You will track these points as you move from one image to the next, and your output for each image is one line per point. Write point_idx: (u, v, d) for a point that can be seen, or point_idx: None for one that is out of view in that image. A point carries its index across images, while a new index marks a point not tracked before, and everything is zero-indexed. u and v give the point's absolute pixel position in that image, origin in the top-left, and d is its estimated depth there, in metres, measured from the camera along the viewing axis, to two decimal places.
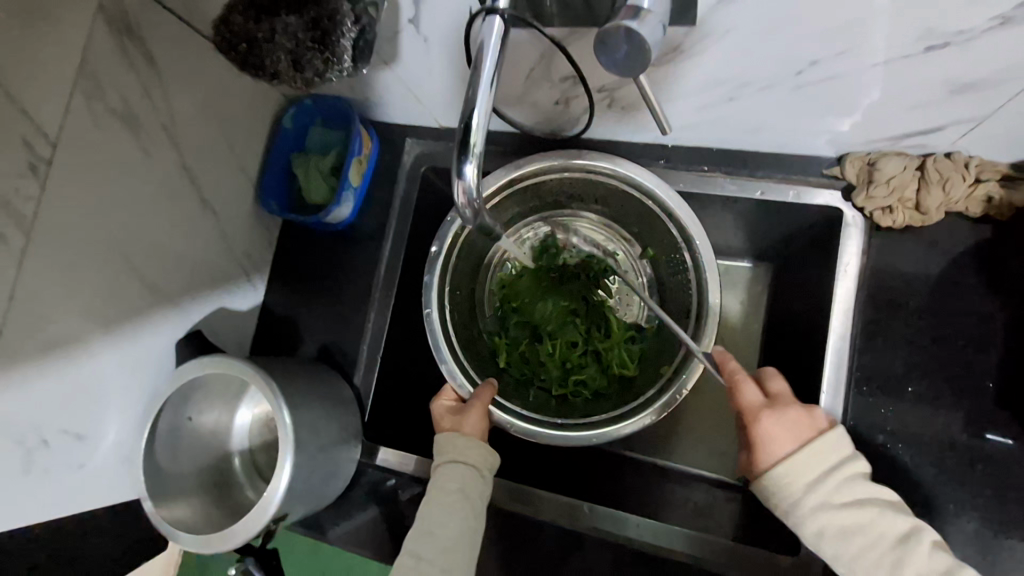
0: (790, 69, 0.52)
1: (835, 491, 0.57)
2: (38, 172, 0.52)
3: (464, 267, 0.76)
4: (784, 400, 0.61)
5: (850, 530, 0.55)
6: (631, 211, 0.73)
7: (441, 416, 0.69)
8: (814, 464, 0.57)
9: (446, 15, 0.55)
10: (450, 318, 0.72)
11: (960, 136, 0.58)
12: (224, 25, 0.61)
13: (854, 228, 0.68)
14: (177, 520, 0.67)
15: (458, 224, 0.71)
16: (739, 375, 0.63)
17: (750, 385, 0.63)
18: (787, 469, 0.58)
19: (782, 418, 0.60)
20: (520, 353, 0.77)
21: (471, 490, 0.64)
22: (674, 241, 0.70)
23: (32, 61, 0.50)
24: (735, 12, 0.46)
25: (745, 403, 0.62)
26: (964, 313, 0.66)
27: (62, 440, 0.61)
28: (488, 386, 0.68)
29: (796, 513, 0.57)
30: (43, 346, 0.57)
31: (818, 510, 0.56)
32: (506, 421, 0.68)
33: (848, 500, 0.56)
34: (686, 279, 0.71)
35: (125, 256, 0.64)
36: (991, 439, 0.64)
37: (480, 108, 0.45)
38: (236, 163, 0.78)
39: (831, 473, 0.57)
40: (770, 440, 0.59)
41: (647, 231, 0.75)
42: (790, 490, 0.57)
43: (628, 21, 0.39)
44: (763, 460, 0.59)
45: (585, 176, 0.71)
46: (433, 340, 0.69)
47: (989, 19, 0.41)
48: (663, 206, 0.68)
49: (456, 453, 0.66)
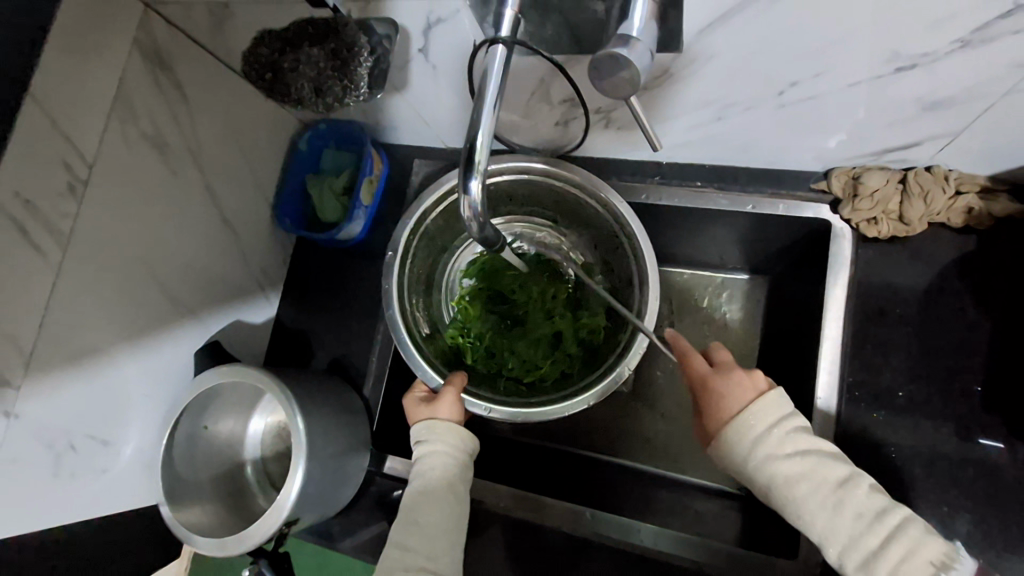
0: (772, 90, 0.56)
1: (782, 442, 0.58)
2: (76, 192, 0.56)
3: (419, 271, 0.77)
4: (728, 366, 0.63)
5: (800, 478, 0.56)
6: (571, 205, 0.76)
7: (415, 407, 0.70)
8: (760, 421, 0.59)
9: (454, 45, 0.60)
10: (412, 319, 0.72)
11: (937, 151, 0.61)
12: (252, 57, 0.67)
13: (844, 237, 0.71)
14: (192, 525, 0.69)
15: (408, 226, 0.72)
16: (687, 349, 0.67)
17: (696, 356, 0.65)
18: (736, 429, 0.60)
19: (726, 381, 0.62)
20: (485, 348, 0.77)
21: (453, 479, 0.66)
22: (611, 224, 0.72)
23: (78, 90, 0.54)
24: (719, 39, 0.50)
25: (694, 374, 0.64)
26: (951, 320, 0.68)
27: (87, 445, 0.64)
28: (459, 374, 0.70)
29: (749, 468, 0.59)
30: (75, 354, 0.60)
31: (769, 461, 0.58)
32: (484, 408, 0.67)
33: (794, 451, 0.58)
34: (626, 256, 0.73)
35: (151, 270, 0.68)
36: (981, 443, 0.66)
37: (485, 128, 0.49)
38: (254, 183, 0.82)
39: (772, 428, 0.59)
40: (719, 403, 0.61)
41: (585, 223, 0.77)
42: (741, 449, 0.59)
43: (618, 48, 0.43)
44: (715, 421, 0.62)
45: (525, 177, 0.73)
46: (399, 341, 0.69)
47: (950, 42, 0.45)
48: (599, 194, 0.70)
49: (436, 438, 0.67)
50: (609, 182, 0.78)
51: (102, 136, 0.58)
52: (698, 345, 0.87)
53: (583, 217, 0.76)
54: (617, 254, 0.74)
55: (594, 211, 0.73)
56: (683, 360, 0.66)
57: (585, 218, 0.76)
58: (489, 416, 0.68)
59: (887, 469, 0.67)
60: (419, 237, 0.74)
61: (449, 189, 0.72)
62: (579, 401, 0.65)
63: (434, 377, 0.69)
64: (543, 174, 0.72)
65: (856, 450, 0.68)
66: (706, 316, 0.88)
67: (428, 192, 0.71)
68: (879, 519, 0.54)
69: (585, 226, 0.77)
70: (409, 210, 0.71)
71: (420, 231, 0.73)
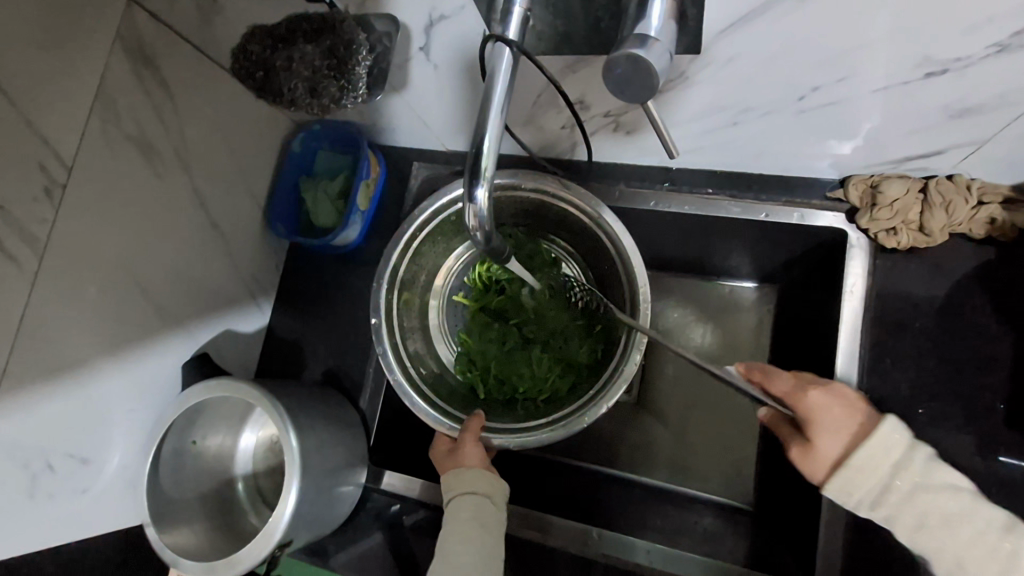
0: (792, 95, 0.53)
1: (920, 474, 0.54)
2: (52, 196, 0.53)
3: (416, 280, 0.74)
4: (820, 382, 0.59)
5: (952, 519, 0.52)
6: (556, 215, 0.72)
7: (441, 460, 0.67)
8: (894, 449, 0.54)
9: (456, 44, 0.56)
10: (416, 373, 0.70)
11: (961, 159, 0.58)
12: (242, 53, 0.62)
13: (859, 248, 0.68)
14: (180, 546, 0.66)
15: (393, 262, 0.69)
16: (767, 368, 0.60)
17: (782, 375, 0.59)
18: (864, 458, 0.54)
19: (830, 395, 0.58)
20: (494, 376, 0.75)
21: (486, 519, 0.64)
22: (599, 238, 0.69)
23: (57, 88, 0.51)
24: (740, 42, 0.47)
25: (785, 393, 0.58)
26: (971, 334, 0.66)
27: (67, 464, 0.60)
28: (478, 417, 0.66)
29: (887, 504, 0.53)
30: (51, 368, 0.56)
31: (910, 497, 0.53)
32: (504, 442, 0.64)
33: (941, 482, 0.54)
34: (612, 263, 0.69)
35: (137, 280, 0.64)
36: (1003, 461, 0.64)
37: (491, 134, 0.46)
38: (246, 186, 0.79)
39: (907, 455, 0.54)
40: (826, 424, 0.56)
41: (576, 236, 0.73)
42: (873, 484, 0.54)
43: (635, 48, 0.40)
44: (827, 451, 0.56)
45: (515, 194, 0.69)
46: (406, 396, 0.67)
47: (987, 46, 0.42)
48: (584, 209, 0.67)
49: (465, 486, 0.65)
50: (617, 188, 0.76)
51: (81, 137, 0.54)
52: (704, 358, 0.85)
53: (572, 228, 0.72)
54: (609, 267, 0.71)
55: (583, 225, 0.69)
56: (767, 384, 0.59)
57: (576, 231, 0.72)
58: (513, 446, 0.65)
59: None
60: (399, 291, 0.70)
61: (409, 237, 0.69)
62: (590, 411, 0.62)
63: (450, 426, 0.66)
64: (531, 189, 0.68)
65: None
66: (713, 327, 0.85)
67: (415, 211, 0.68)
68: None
69: (574, 237, 0.74)
70: (378, 272, 0.68)
71: (398, 284, 0.70)
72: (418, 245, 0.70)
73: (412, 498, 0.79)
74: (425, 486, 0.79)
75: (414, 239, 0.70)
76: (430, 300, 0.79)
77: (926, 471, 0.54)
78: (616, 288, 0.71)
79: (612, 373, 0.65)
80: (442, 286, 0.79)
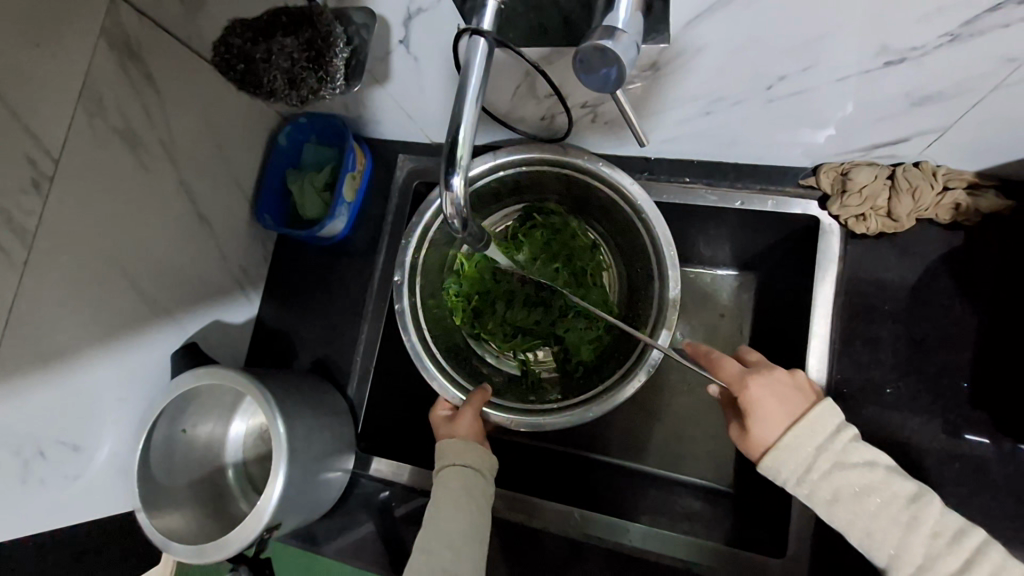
0: (761, 85, 0.55)
1: (842, 451, 0.56)
2: (40, 188, 0.54)
3: (443, 239, 0.74)
4: (767, 368, 0.62)
5: (865, 489, 0.55)
6: (587, 193, 0.73)
7: (438, 425, 0.70)
8: (823, 429, 0.57)
9: (436, 37, 0.57)
10: (430, 332, 0.71)
11: (925, 146, 0.61)
12: (223, 46, 0.64)
13: (831, 234, 0.70)
14: (170, 531, 0.68)
15: (425, 223, 0.70)
16: (719, 356, 0.65)
17: (732, 362, 0.63)
18: (791, 440, 0.57)
19: (771, 383, 0.60)
20: (500, 337, 0.79)
21: (474, 490, 0.66)
22: (637, 231, 0.70)
23: (41, 81, 0.52)
24: (707, 32, 0.48)
25: (729, 377, 0.62)
26: (939, 316, 0.68)
27: (59, 451, 0.62)
28: (481, 392, 0.69)
29: (808, 482, 0.56)
30: (43, 356, 0.58)
31: (830, 474, 0.55)
32: (507, 420, 0.67)
33: (857, 459, 0.56)
34: (647, 262, 0.71)
35: (125, 270, 0.65)
36: (969, 438, 0.67)
37: (467, 123, 0.47)
38: (232, 178, 0.80)
39: (832, 437, 0.57)
40: (765, 409, 0.59)
41: (615, 226, 0.75)
42: (798, 461, 0.56)
43: (603, 40, 0.42)
44: (763, 433, 0.58)
45: (553, 170, 0.70)
46: (415, 355, 0.69)
47: (938, 37, 0.44)
48: (625, 198, 0.68)
49: (457, 457, 0.67)
50: None
51: (68, 129, 0.55)
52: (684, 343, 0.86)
53: (612, 217, 0.74)
54: (639, 253, 0.72)
55: (620, 211, 0.70)
56: (715, 367, 0.64)
57: (609, 215, 0.74)
58: (512, 426, 0.67)
59: None
60: (423, 260, 0.72)
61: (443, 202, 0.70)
62: (588, 410, 0.65)
63: (455, 396, 0.69)
64: (573, 169, 0.69)
65: None
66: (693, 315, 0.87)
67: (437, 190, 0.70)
68: (958, 540, 0.53)
69: (611, 224, 0.76)
70: (409, 227, 0.70)
71: (424, 249, 0.71)
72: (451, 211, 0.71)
73: (401, 484, 0.81)
74: (412, 471, 0.81)
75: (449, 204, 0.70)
76: (451, 253, 0.77)
77: (850, 450, 0.56)
78: (646, 282, 0.72)
79: (619, 382, 0.66)
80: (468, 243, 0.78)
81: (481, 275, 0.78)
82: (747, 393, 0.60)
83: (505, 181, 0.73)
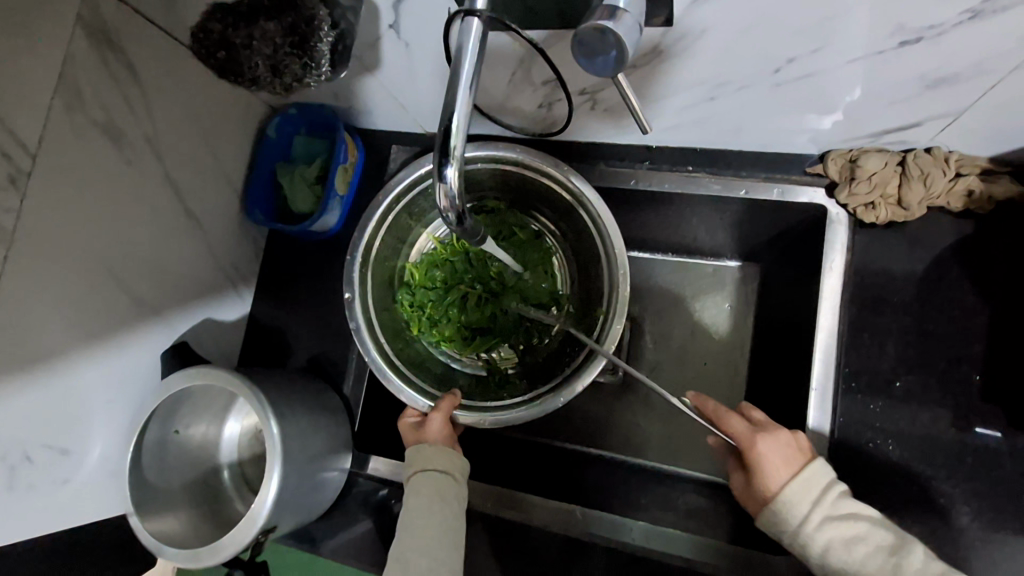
0: (768, 68, 0.52)
1: (834, 504, 0.57)
2: (18, 184, 0.51)
3: (389, 249, 0.72)
4: (771, 426, 0.61)
5: (852, 539, 0.55)
6: (531, 186, 0.70)
7: (408, 433, 0.68)
8: (818, 483, 0.57)
9: (428, 22, 0.55)
10: (388, 343, 0.69)
11: (939, 131, 0.58)
12: (201, 30, 0.61)
13: (839, 223, 0.68)
14: (163, 534, 0.66)
15: (368, 238, 0.68)
16: (723, 410, 0.63)
17: (738, 419, 0.62)
18: (790, 498, 0.57)
19: (775, 443, 0.59)
20: (461, 339, 0.76)
21: (447, 492, 0.64)
22: (584, 221, 0.68)
23: (16, 73, 0.49)
24: (712, 12, 0.45)
25: (737, 435, 0.61)
26: (949, 307, 0.67)
27: (47, 456, 0.60)
28: (452, 396, 0.66)
29: (804, 534, 0.56)
30: (24, 360, 0.55)
31: (823, 526, 0.55)
32: (477, 419, 0.65)
33: (845, 512, 0.56)
34: (594, 250, 0.69)
35: (109, 267, 0.63)
36: (980, 433, 0.65)
37: (460, 111, 0.45)
38: (220, 171, 0.77)
39: (825, 491, 0.57)
40: (771, 466, 0.58)
41: (560, 214, 0.72)
42: (795, 514, 0.57)
43: (604, 21, 0.39)
44: (769, 486, 0.58)
45: (495, 167, 0.68)
46: (378, 369, 0.66)
47: (960, 14, 0.41)
48: (572, 190, 0.66)
49: (425, 462, 0.65)
50: (597, 167, 0.76)
51: (44, 123, 0.52)
52: (688, 337, 0.84)
53: (556, 207, 0.71)
54: (587, 242, 0.70)
55: (566, 203, 0.68)
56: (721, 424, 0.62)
57: (560, 208, 0.71)
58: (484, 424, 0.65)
59: (884, 464, 0.66)
60: (372, 271, 0.70)
61: (386, 210, 0.69)
62: (556, 397, 0.62)
63: (423, 403, 0.67)
64: (512, 164, 0.67)
65: (852, 450, 0.67)
66: (695, 311, 0.84)
67: (404, 175, 0.68)
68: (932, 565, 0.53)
69: (557, 213, 0.73)
70: (352, 246, 0.68)
71: (372, 261, 0.69)
72: (395, 218, 0.70)
73: (397, 482, 0.79)
74: None
75: (391, 212, 0.69)
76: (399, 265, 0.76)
77: (840, 503, 0.57)
78: (595, 265, 0.70)
79: (574, 371, 0.64)
80: (415, 251, 0.78)
81: (432, 281, 0.76)
82: (754, 452, 0.59)
83: None
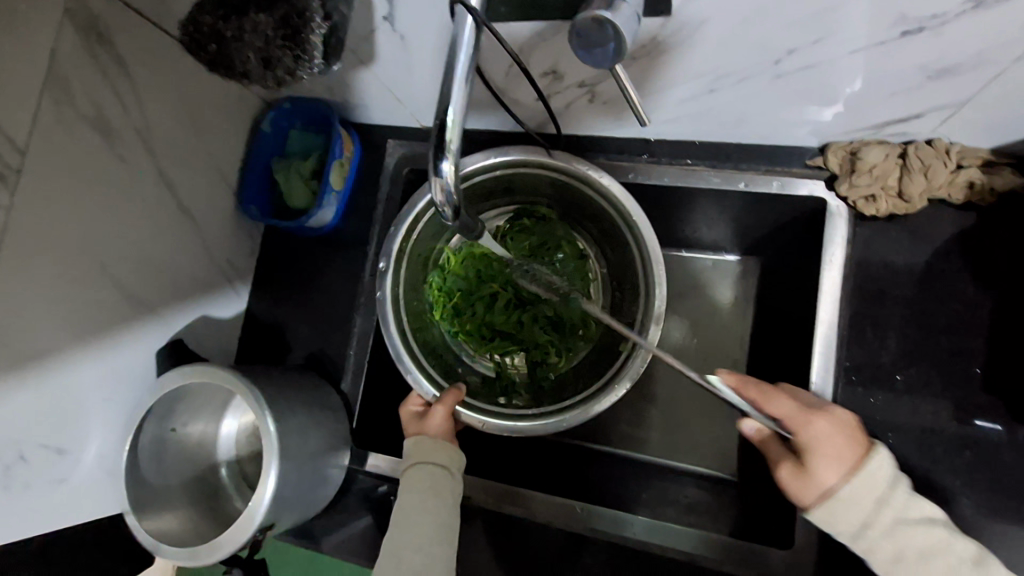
0: (767, 60, 0.51)
1: (907, 504, 0.57)
2: (7, 181, 0.50)
3: (429, 234, 0.71)
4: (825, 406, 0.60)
5: (927, 548, 0.56)
6: (577, 198, 0.70)
7: (408, 423, 0.68)
8: (880, 480, 0.57)
9: (422, 14, 0.54)
10: (411, 330, 0.69)
11: (941, 122, 0.58)
12: (192, 26, 0.58)
13: (839, 216, 0.67)
14: (162, 533, 0.66)
15: (416, 211, 0.67)
16: (769, 389, 0.61)
17: (787, 400, 0.60)
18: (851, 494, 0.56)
19: (830, 428, 0.58)
20: (477, 339, 0.75)
21: (441, 489, 0.64)
22: (624, 239, 0.67)
23: None
24: (712, 3, 0.45)
25: (789, 417, 0.59)
26: (950, 300, 0.66)
27: (42, 456, 0.60)
28: (454, 391, 0.65)
29: (869, 539, 0.57)
30: (17, 360, 0.55)
31: (893, 530, 0.56)
32: (477, 420, 0.64)
33: (918, 516, 0.57)
34: (635, 274, 0.68)
35: (103, 265, 0.63)
36: (980, 425, 0.65)
37: (456, 104, 0.44)
38: (215, 166, 0.76)
39: (891, 491, 0.57)
40: (826, 453, 0.57)
41: (603, 231, 0.71)
42: (854, 515, 0.57)
43: (601, 12, 0.38)
44: (824, 475, 0.57)
45: (543, 170, 0.67)
46: (396, 352, 0.66)
47: (961, 4, 0.40)
48: (615, 204, 0.65)
49: (423, 456, 0.65)
50: (597, 160, 0.75)
51: (33, 119, 0.51)
52: (687, 331, 0.84)
53: (601, 224, 0.71)
54: (627, 263, 0.70)
55: (609, 218, 0.68)
56: (767, 403, 0.60)
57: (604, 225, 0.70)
58: (484, 428, 0.65)
59: None
60: (410, 255, 0.69)
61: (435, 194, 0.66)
62: (559, 420, 0.62)
63: (428, 392, 0.66)
64: (567, 174, 0.66)
65: None
66: (695, 304, 0.84)
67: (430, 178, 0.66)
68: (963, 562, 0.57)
69: (601, 231, 0.72)
70: (399, 217, 0.67)
71: (412, 239, 0.68)
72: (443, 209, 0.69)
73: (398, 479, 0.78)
74: None
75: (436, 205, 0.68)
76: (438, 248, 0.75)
77: (911, 505, 0.57)
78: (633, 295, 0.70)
79: (593, 395, 0.63)
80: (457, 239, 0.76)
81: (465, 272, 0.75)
82: (808, 435, 0.58)
83: (498, 179, 0.69)
